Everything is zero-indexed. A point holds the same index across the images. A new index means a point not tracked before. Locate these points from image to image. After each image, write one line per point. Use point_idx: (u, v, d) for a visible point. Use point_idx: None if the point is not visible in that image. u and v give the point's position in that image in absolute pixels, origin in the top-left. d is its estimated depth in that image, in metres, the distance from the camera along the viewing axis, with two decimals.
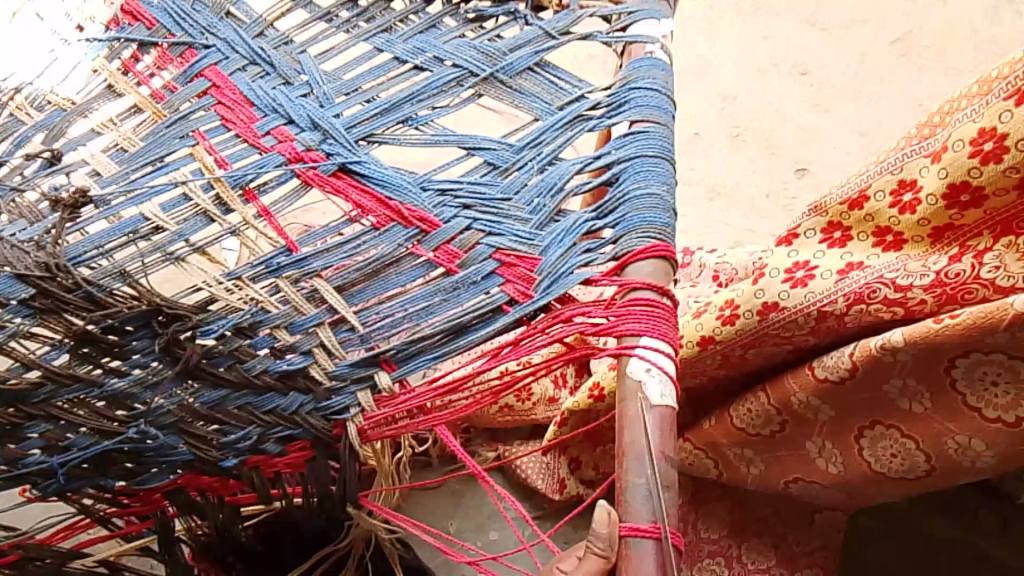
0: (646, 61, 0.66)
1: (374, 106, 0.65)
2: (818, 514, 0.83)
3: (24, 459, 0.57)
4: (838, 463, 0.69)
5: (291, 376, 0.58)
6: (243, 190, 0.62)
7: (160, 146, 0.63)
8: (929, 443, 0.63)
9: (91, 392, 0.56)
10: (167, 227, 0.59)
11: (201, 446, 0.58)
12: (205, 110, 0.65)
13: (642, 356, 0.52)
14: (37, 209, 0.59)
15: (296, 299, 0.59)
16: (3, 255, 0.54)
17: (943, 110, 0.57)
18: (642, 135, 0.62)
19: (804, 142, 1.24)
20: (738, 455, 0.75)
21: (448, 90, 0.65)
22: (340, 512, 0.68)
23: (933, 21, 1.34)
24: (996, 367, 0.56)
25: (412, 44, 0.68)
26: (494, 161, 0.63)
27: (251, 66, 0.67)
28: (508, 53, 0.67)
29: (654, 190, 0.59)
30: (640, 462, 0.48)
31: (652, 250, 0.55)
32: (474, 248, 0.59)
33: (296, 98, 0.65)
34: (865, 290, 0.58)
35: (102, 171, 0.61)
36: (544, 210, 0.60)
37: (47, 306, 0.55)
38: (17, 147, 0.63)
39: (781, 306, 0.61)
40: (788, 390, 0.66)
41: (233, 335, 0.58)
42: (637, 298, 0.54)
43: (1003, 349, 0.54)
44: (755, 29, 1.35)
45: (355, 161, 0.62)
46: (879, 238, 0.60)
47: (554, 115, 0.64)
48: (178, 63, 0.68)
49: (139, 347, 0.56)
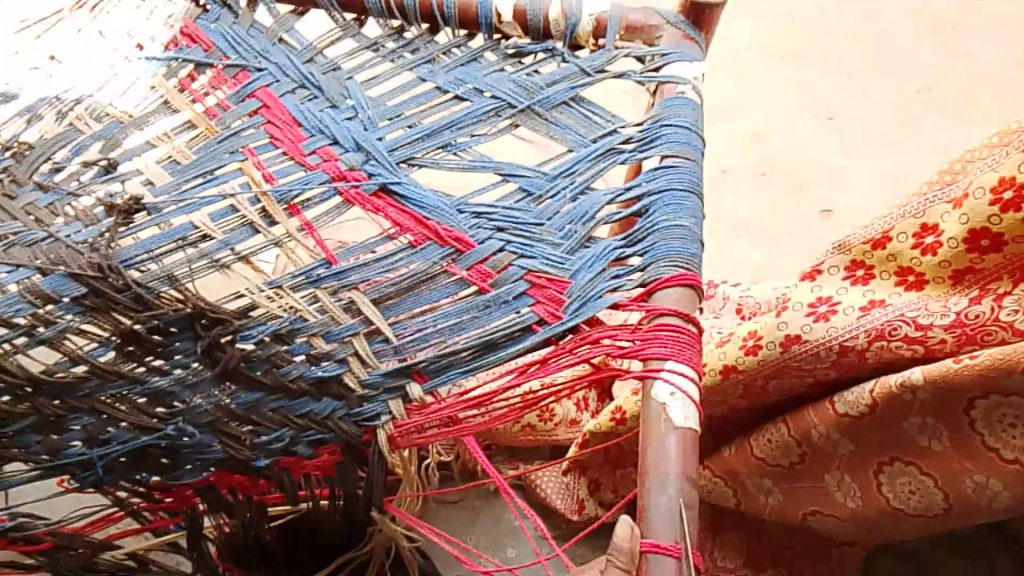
0: (677, 101, 0.68)
1: (415, 132, 0.67)
2: (836, 549, 0.84)
3: (66, 450, 0.59)
4: (856, 497, 0.70)
5: (324, 382, 0.60)
6: (288, 205, 0.64)
7: (212, 159, 0.66)
8: (947, 481, 0.64)
9: (133, 388, 0.59)
10: (213, 235, 0.62)
11: (235, 445, 0.59)
12: (256, 128, 0.68)
13: (667, 379, 0.54)
14: (93, 214, 0.62)
15: (332, 310, 0.61)
16: (59, 256, 0.58)
17: (963, 159, 0.60)
18: (672, 169, 0.64)
19: (830, 184, 1.25)
20: (756, 485, 0.76)
21: (486, 120, 0.68)
22: (361, 515, 0.73)
23: (960, 73, 1.35)
24: (1014, 410, 0.57)
25: (454, 75, 0.71)
26: (528, 188, 0.65)
27: (300, 90, 0.71)
28: (546, 87, 0.69)
29: (682, 222, 0.61)
30: (662, 482, 0.50)
31: (678, 279, 0.58)
32: (506, 268, 0.61)
33: (341, 120, 0.68)
34: (886, 327, 0.59)
35: (156, 181, 0.64)
36: (575, 235, 0.62)
37: (97, 305, 0.58)
38: (74, 155, 0.66)
39: (803, 339, 0.62)
40: (808, 423, 0.67)
41: (272, 341, 0.60)
42: (662, 323, 0.56)
43: (1021, 391, 0.55)
44: (786, 73, 1.37)
45: (396, 182, 0.65)
46: (901, 277, 0.62)
47: (587, 146, 0.66)
48: (232, 83, 0.71)
49: (180, 348, 0.59)
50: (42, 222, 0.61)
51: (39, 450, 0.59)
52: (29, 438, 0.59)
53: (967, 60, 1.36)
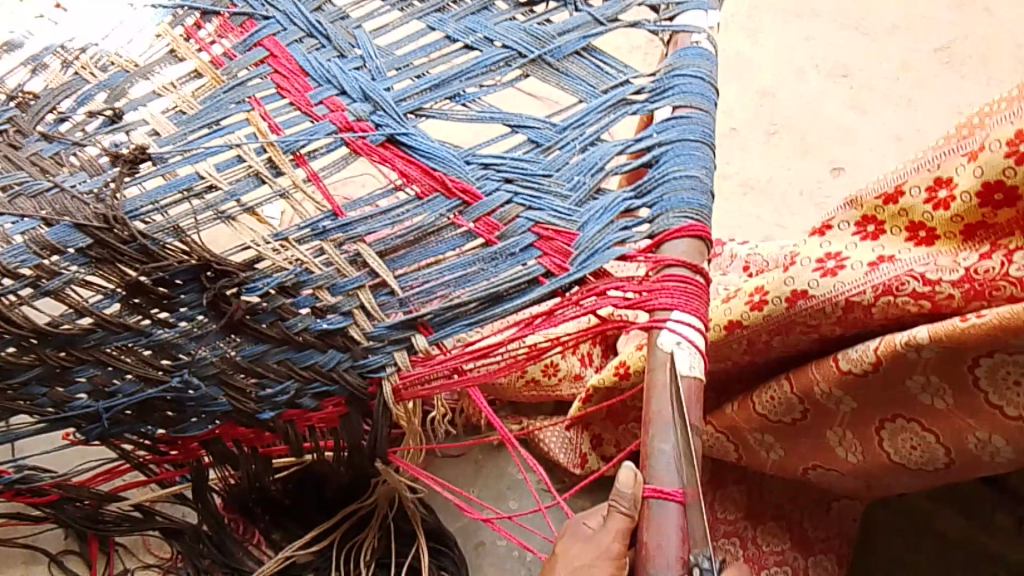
0: (691, 52, 0.67)
1: (424, 81, 0.66)
2: (836, 502, 0.85)
3: (70, 402, 0.61)
4: (858, 453, 0.70)
5: (331, 334, 0.60)
6: (294, 155, 0.63)
7: (217, 109, 0.65)
8: (949, 437, 0.64)
9: (139, 340, 0.59)
10: (220, 186, 0.61)
11: (240, 398, 0.61)
12: (262, 78, 0.66)
13: (673, 328, 0.54)
14: (99, 164, 0.61)
15: (339, 262, 0.61)
16: (65, 207, 0.57)
17: (983, 112, 0.58)
18: (684, 120, 0.63)
19: (842, 143, 1.24)
20: (759, 441, 0.76)
21: (495, 70, 0.67)
22: (369, 467, 0.74)
23: (976, 32, 1.32)
24: (1019, 368, 0.57)
25: (465, 24, 0.69)
26: (537, 140, 0.64)
27: (307, 39, 0.69)
28: (557, 36, 0.68)
29: (692, 173, 0.61)
30: (666, 430, 0.51)
31: (687, 230, 0.57)
32: (514, 221, 0.61)
33: (349, 70, 0.67)
34: (894, 282, 0.59)
35: (161, 131, 0.63)
36: (584, 187, 0.61)
37: (104, 256, 0.57)
38: (80, 105, 0.65)
39: (810, 294, 0.63)
40: (812, 380, 0.67)
41: (277, 294, 0.60)
42: (670, 274, 0.56)
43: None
44: (798, 30, 1.34)
45: (403, 132, 0.64)
46: (911, 233, 0.62)
47: (598, 97, 0.65)
48: (238, 32, 0.70)
49: (187, 300, 0.59)
50: (47, 172, 0.60)
51: (45, 402, 0.61)
52: (35, 389, 0.60)
53: (983, 15, 1.33)
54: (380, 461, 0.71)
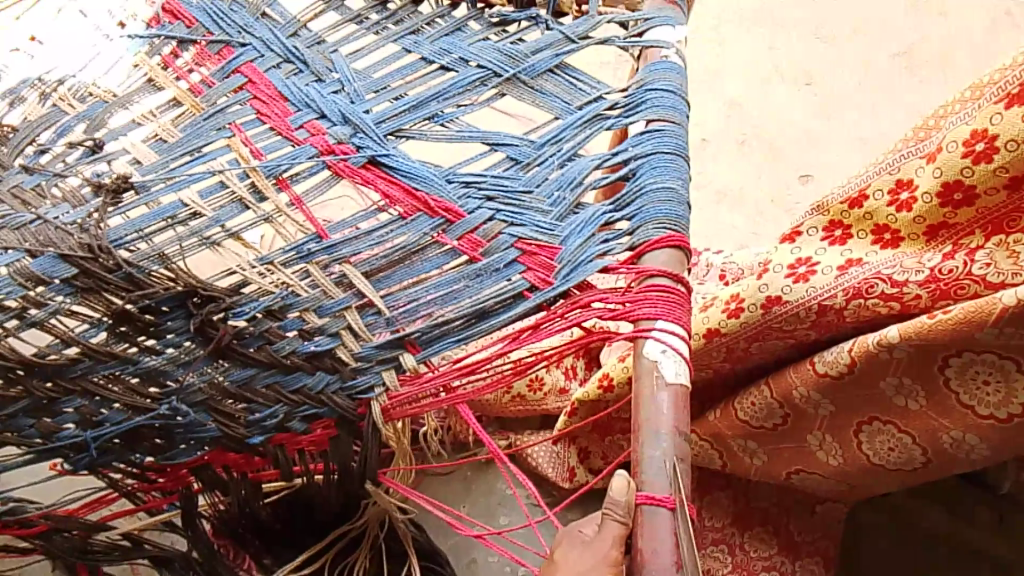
0: (663, 65, 0.69)
1: (402, 103, 0.67)
2: (819, 505, 0.87)
3: (58, 433, 0.60)
4: (839, 455, 0.71)
5: (318, 357, 0.61)
6: (277, 179, 0.64)
7: (197, 137, 0.65)
8: (925, 437, 0.65)
9: (125, 368, 0.59)
10: (204, 213, 0.62)
11: (229, 424, 0.61)
12: (241, 104, 0.67)
13: (658, 337, 0.55)
14: (81, 195, 0.62)
15: (325, 283, 0.62)
16: (48, 238, 0.58)
17: (938, 114, 0.60)
18: (658, 133, 0.65)
19: (807, 148, 1.26)
20: (742, 447, 0.76)
21: (471, 90, 0.68)
22: (358, 489, 0.74)
23: (934, 38, 1.34)
24: (988, 367, 0.59)
25: (439, 45, 0.70)
26: (516, 157, 0.65)
27: (284, 64, 0.70)
28: (531, 55, 0.69)
29: (670, 185, 0.62)
30: (654, 437, 0.52)
31: (667, 240, 0.59)
32: (497, 237, 0.62)
33: (328, 94, 0.68)
34: (864, 285, 0.61)
35: (142, 159, 0.64)
36: (564, 202, 0.63)
37: (89, 286, 0.57)
38: (58, 136, 0.65)
39: (783, 300, 0.64)
40: (790, 384, 0.68)
41: (264, 317, 0.60)
42: (652, 284, 0.57)
43: (994, 349, 0.57)
44: (761, 41, 1.36)
45: (384, 154, 0.65)
46: (877, 236, 0.63)
47: (573, 114, 0.67)
48: (216, 59, 0.70)
49: (173, 327, 0.59)
50: (29, 205, 0.60)
51: (34, 434, 0.60)
52: (23, 422, 0.60)
53: (941, 19, 1.36)
54: (371, 484, 0.72)
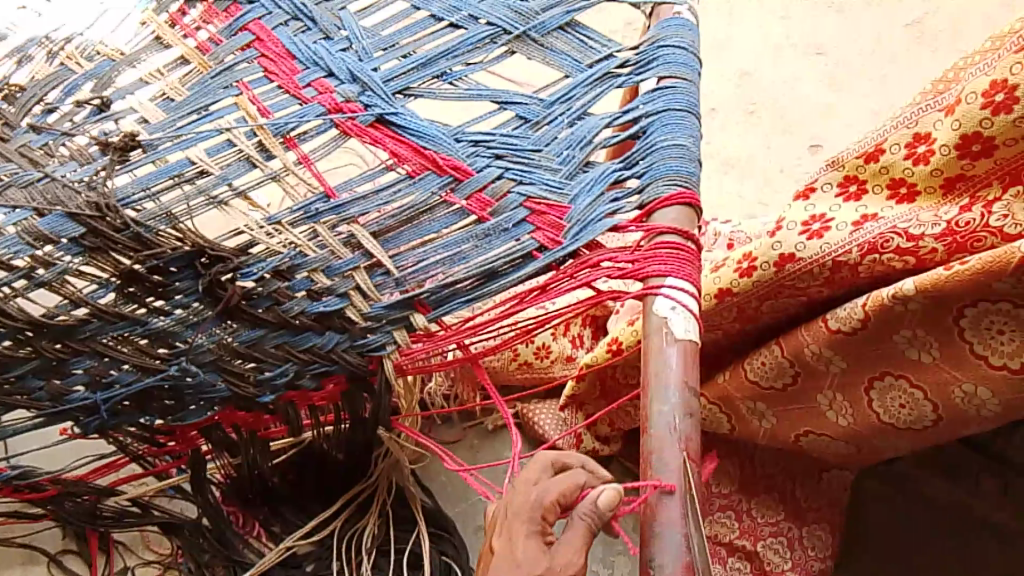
0: (675, 22, 0.68)
1: (411, 61, 0.66)
2: (827, 472, 0.87)
3: (69, 395, 0.60)
4: (848, 415, 0.70)
5: (327, 317, 0.61)
6: (284, 138, 0.64)
7: (206, 95, 0.65)
8: (936, 393, 0.65)
9: (135, 330, 0.59)
10: (211, 171, 0.62)
11: (239, 383, 0.61)
12: (249, 62, 0.67)
13: (668, 294, 0.55)
14: (88, 153, 0.61)
15: (333, 244, 0.61)
16: (56, 197, 0.58)
17: (957, 67, 0.60)
18: (669, 90, 0.64)
19: (818, 117, 1.25)
20: (751, 409, 0.76)
21: (481, 47, 0.67)
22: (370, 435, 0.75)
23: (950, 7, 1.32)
24: (1002, 316, 0.58)
25: (449, 3, 0.69)
26: (525, 116, 0.64)
27: (293, 22, 0.69)
28: (541, 12, 0.68)
29: (680, 142, 0.61)
30: (664, 393, 0.51)
31: (677, 198, 0.58)
32: (506, 196, 0.61)
33: (336, 52, 0.67)
34: (879, 240, 0.60)
35: (150, 118, 0.63)
36: (573, 160, 0.62)
37: (97, 246, 0.57)
38: (67, 95, 0.65)
39: (797, 257, 0.63)
40: (801, 342, 0.67)
41: (272, 278, 0.60)
42: (662, 241, 0.57)
43: (1008, 296, 0.57)
44: (776, 9, 1.35)
45: (392, 112, 0.64)
46: (893, 190, 0.63)
47: (583, 72, 0.66)
48: (224, 16, 0.70)
49: (182, 287, 0.59)
50: (37, 162, 0.60)
51: (43, 396, 0.60)
52: (32, 383, 0.60)
53: None
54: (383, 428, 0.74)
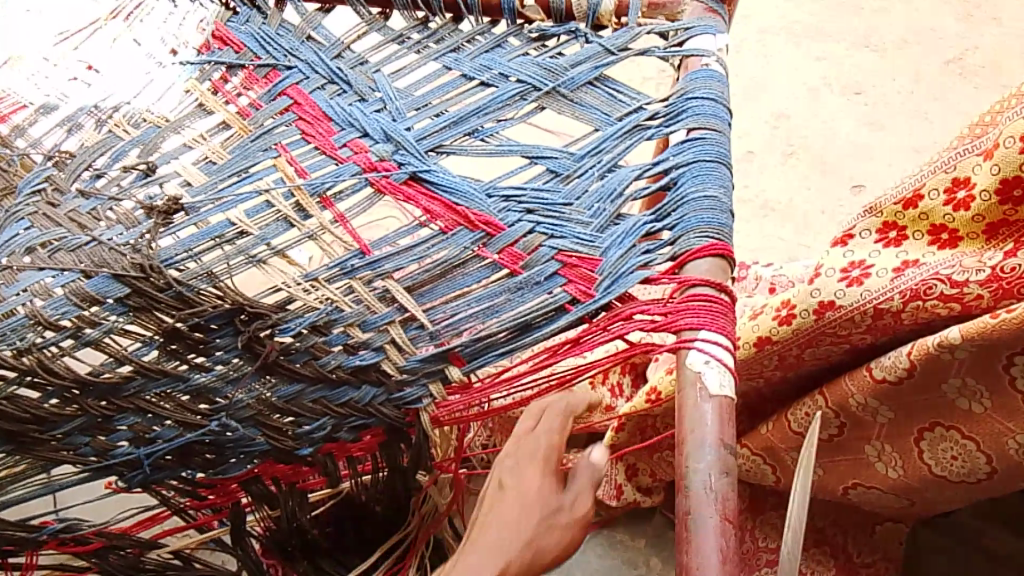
0: (704, 73, 0.68)
1: (443, 119, 0.68)
2: (881, 525, 0.84)
3: (114, 450, 0.60)
4: (898, 467, 0.68)
5: (364, 371, 0.60)
6: (321, 197, 0.65)
7: (245, 158, 0.67)
8: (991, 444, 0.62)
9: (177, 386, 0.60)
10: (251, 231, 0.63)
11: (278, 437, 0.61)
12: (287, 125, 0.69)
13: (701, 348, 0.54)
14: (134, 217, 0.64)
15: (368, 299, 0.62)
16: (103, 258, 0.60)
17: (994, 110, 0.59)
18: (699, 141, 0.64)
19: (858, 158, 1.23)
20: (796, 460, 0.73)
21: (512, 104, 0.68)
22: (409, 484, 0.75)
23: (985, 45, 1.32)
24: None
25: (479, 61, 0.71)
26: (556, 169, 0.65)
27: (329, 85, 0.71)
28: (570, 68, 0.69)
29: (711, 193, 0.61)
30: (700, 450, 0.49)
31: (710, 249, 0.58)
32: (537, 250, 0.62)
33: (370, 113, 0.69)
34: (921, 287, 0.58)
35: (193, 181, 0.66)
36: (604, 213, 0.62)
37: (141, 305, 0.59)
38: (114, 161, 0.68)
39: (837, 305, 0.61)
40: (846, 391, 0.65)
41: (310, 333, 0.61)
42: (695, 293, 0.56)
43: None
44: (809, 51, 1.35)
45: (425, 170, 0.65)
46: (934, 236, 0.61)
47: (613, 125, 0.66)
48: (263, 83, 0.72)
49: (222, 344, 0.60)
50: (85, 227, 0.63)
51: (90, 452, 0.60)
52: (79, 439, 0.60)
53: (994, 28, 1.34)
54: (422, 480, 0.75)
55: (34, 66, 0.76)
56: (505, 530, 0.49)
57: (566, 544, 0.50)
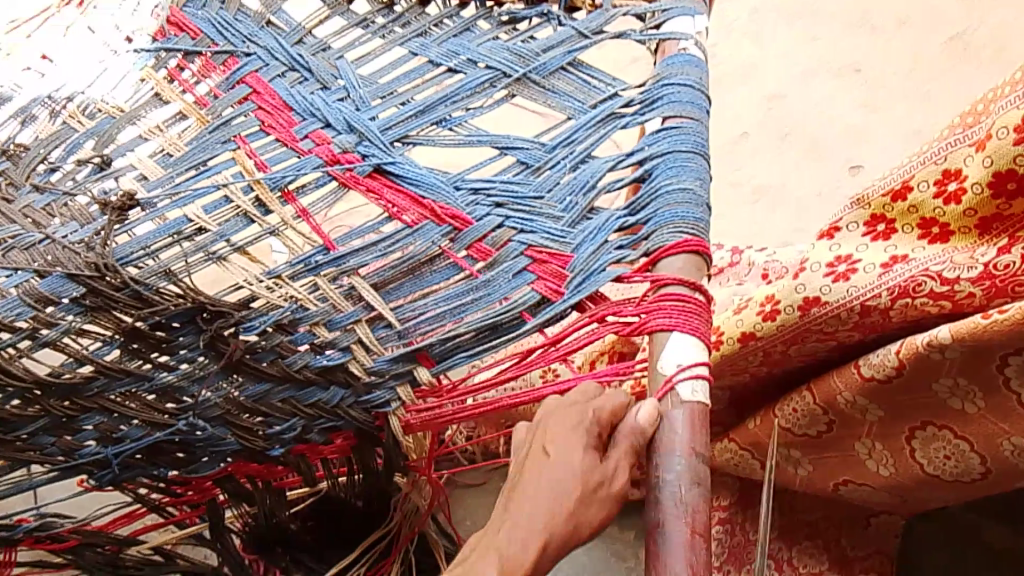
0: (680, 58, 0.65)
1: (409, 108, 0.64)
2: (874, 518, 0.81)
3: (80, 450, 0.60)
4: (889, 465, 0.65)
5: (330, 371, 0.58)
6: (283, 191, 0.62)
7: (203, 150, 0.64)
8: (983, 444, 0.60)
9: (142, 385, 0.58)
10: (209, 227, 0.60)
11: (248, 437, 0.60)
12: (247, 115, 0.66)
13: (674, 352, 0.51)
14: (88, 213, 0.61)
15: (333, 297, 0.59)
16: (56, 257, 0.56)
17: (987, 98, 0.55)
18: (675, 130, 0.61)
19: (853, 142, 1.19)
20: (783, 456, 0.71)
21: (482, 91, 0.65)
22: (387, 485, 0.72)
23: (989, 20, 1.26)
24: None
25: (447, 47, 0.68)
26: (527, 160, 0.62)
27: (290, 72, 0.68)
28: (542, 53, 0.66)
29: (686, 185, 0.58)
30: (670, 460, 0.47)
31: (684, 245, 0.55)
32: (506, 244, 0.59)
33: (333, 102, 0.65)
34: (909, 284, 0.56)
35: (150, 175, 0.63)
36: (577, 208, 0.59)
37: (97, 305, 0.56)
38: (69, 154, 0.65)
39: (823, 301, 0.59)
40: (833, 388, 0.63)
41: (275, 332, 0.58)
42: (668, 293, 0.53)
43: None
44: (803, 29, 1.30)
45: (390, 161, 0.62)
46: (923, 230, 0.58)
47: (586, 113, 0.63)
48: (221, 71, 0.69)
49: (185, 343, 0.57)
50: (39, 223, 0.60)
51: (54, 451, 0.59)
52: (44, 439, 0.59)
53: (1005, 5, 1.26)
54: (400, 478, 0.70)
55: None
56: (552, 496, 0.44)
57: (604, 519, 0.45)
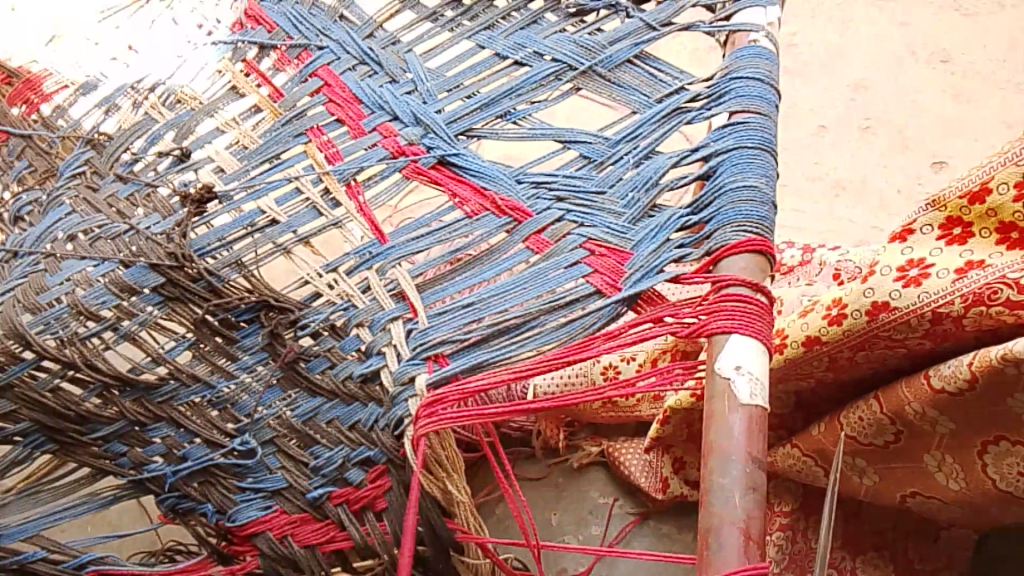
0: (750, 51, 0.63)
1: (474, 101, 0.65)
2: (944, 530, 0.78)
3: (147, 464, 0.57)
4: (960, 479, 0.63)
5: (370, 381, 0.59)
6: (347, 184, 0.64)
7: (276, 143, 0.66)
8: None
9: (206, 395, 0.58)
10: (279, 218, 0.62)
11: (293, 472, 0.58)
12: (318, 108, 0.67)
13: (733, 354, 0.50)
14: (169, 205, 0.63)
15: (380, 295, 0.60)
16: (140, 248, 0.59)
17: None
18: (741, 125, 0.59)
19: (938, 134, 1.15)
20: (849, 464, 0.68)
21: (546, 84, 0.65)
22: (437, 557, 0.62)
23: None
24: None
25: (513, 39, 0.67)
26: (590, 155, 0.62)
27: (360, 66, 0.69)
28: (608, 46, 0.65)
29: (752, 182, 0.56)
30: (727, 464, 0.46)
31: (747, 245, 0.53)
32: (565, 237, 0.59)
33: (401, 95, 0.66)
34: (985, 291, 0.54)
35: (225, 167, 0.65)
36: (639, 204, 0.58)
37: (175, 295, 0.59)
38: (150, 144, 0.68)
39: (892, 307, 0.57)
40: (902, 397, 0.61)
41: (328, 334, 0.60)
42: (729, 294, 0.52)
43: None
44: (890, 19, 1.25)
45: (454, 153, 0.63)
46: (1003, 234, 0.56)
47: (652, 108, 0.62)
48: (296, 63, 0.70)
49: (249, 344, 0.60)
50: (123, 214, 0.63)
51: (125, 463, 0.57)
52: (116, 448, 0.57)
53: None
54: (456, 553, 0.61)
55: (78, 46, 0.79)
56: None
57: None
